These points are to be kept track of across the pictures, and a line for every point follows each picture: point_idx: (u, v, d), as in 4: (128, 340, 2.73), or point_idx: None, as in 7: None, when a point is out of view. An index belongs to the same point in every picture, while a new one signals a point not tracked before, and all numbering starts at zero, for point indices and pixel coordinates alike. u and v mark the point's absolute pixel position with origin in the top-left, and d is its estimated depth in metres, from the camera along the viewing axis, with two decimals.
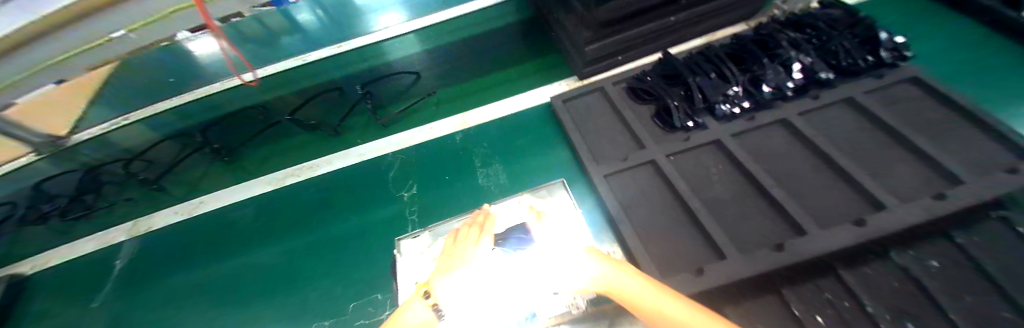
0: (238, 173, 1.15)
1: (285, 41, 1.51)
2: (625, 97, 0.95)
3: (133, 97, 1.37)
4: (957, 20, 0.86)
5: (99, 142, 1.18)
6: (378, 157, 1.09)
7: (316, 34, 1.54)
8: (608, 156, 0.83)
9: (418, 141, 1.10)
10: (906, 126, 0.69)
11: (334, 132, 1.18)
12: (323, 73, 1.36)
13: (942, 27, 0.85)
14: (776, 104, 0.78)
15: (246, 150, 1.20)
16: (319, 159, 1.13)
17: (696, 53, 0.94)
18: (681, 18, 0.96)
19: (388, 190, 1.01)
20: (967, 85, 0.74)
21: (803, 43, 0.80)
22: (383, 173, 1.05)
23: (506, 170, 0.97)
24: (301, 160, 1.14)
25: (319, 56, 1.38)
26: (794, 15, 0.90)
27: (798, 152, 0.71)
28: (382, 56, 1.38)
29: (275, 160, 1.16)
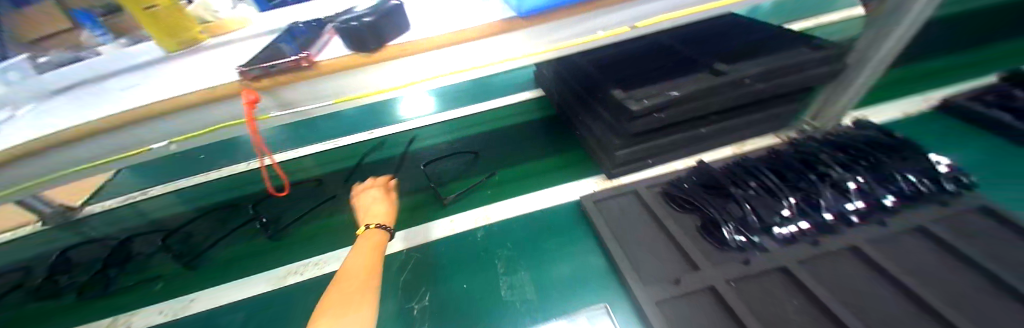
0: (248, 261, 1.06)
1: (326, 128, 1.69)
2: (664, 204, 0.91)
3: (178, 178, 1.53)
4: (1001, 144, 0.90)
5: (110, 216, 1.35)
6: (389, 256, 0.98)
7: (352, 122, 1.72)
8: (658, 275, 0.75)
9: (437, 236, 1.03)
10: (998, 263, 0.62)
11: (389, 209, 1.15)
12: (354, 158, 1.44)
13: (990, 150, 0.88)
14: (841, 229, 0.73)
15: (293, 227, 1.14)
16: (327, 255, 1.02)
17: (731, 163, 0.93)
18: (710, 130, 0.96)
19: (399, 295, 0.87)
20: None
21: (849, 164, 0.79)
22: (394, 276, 0.92)
23: (533, 281, 0.85)
24: (310, 255, 1.03)
25: (353, 143, 1.52)
26: (831, 135, 0.91)
27: (885, 290, 0.62)
28: (411, 144, 1.47)
29: (283, 248, 1.07)
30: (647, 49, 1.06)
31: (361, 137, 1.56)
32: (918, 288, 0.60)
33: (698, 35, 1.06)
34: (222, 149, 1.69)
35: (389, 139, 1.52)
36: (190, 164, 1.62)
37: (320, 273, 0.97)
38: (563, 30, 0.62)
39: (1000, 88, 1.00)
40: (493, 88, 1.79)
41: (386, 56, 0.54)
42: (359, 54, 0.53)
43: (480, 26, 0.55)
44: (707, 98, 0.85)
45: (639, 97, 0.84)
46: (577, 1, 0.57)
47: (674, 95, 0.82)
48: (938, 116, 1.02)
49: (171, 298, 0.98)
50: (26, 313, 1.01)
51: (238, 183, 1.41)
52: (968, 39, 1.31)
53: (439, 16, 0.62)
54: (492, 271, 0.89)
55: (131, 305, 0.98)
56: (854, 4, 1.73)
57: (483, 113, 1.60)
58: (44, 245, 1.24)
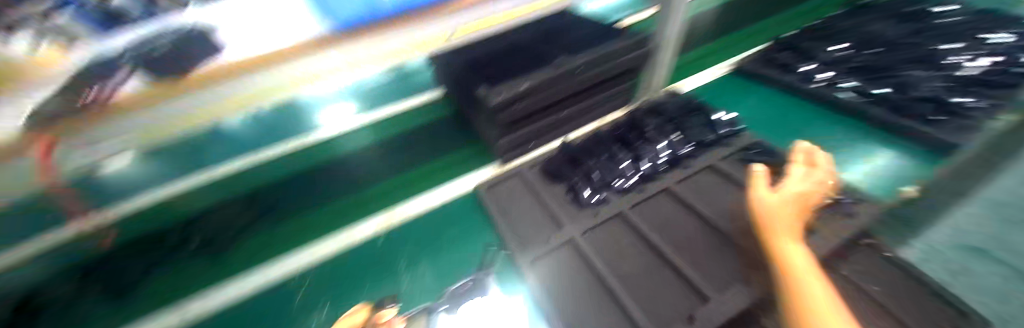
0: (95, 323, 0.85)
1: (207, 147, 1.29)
2: (543, 180, 1.02)
3: None
4: (777, 92, 1.19)
5: None
6: (288, 278, 0.93)
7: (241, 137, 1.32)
8: (531, 240, 0.88)
9: (332, 250, 0.98)
10: (760, 183, 0.83)
11: (269, 236, 1.02)
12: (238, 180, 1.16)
13: (769, 97, 1.18)
14: (660, 177, 0.92)
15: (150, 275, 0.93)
16: (204, 293, 0.91)
17: (591, 135, 1.07)
18: (571, 111, 1.08)
19: (294, 322, 0.85)
20: (796, 141, 1.01)
21: (667, 126, 1.00)
22: (290, 297, 0.89)
23: (432, 271, 0.92)
24: (178, 297, 0.90)
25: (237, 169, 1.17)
26: (658, 102, 1.12)
27: (687, 218, 0.82)
28: (327, 152, 1.25)
29: (134, 302, 0.88)
30: (510, 46, 1.10)
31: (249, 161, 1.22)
32: (704, 211, 0.80)
33: (552, 26, 1.15)
34: None
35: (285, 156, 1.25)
36: None
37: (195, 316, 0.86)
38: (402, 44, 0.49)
39: (767, 55, 1.31)
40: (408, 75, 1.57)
41: (197, 84, 0.36)
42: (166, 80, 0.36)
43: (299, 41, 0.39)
44: (558, 84, 0.95)
45: (497, 90, 0.91)
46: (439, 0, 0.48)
47: (522, 87, 0.90)
48: (739, 75, 1.31)
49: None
50: None
51: None
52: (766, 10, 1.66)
53: (250, 23, 0.41)
54: (394, 270, 0.92)
55: None
56: None
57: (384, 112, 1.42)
58: None
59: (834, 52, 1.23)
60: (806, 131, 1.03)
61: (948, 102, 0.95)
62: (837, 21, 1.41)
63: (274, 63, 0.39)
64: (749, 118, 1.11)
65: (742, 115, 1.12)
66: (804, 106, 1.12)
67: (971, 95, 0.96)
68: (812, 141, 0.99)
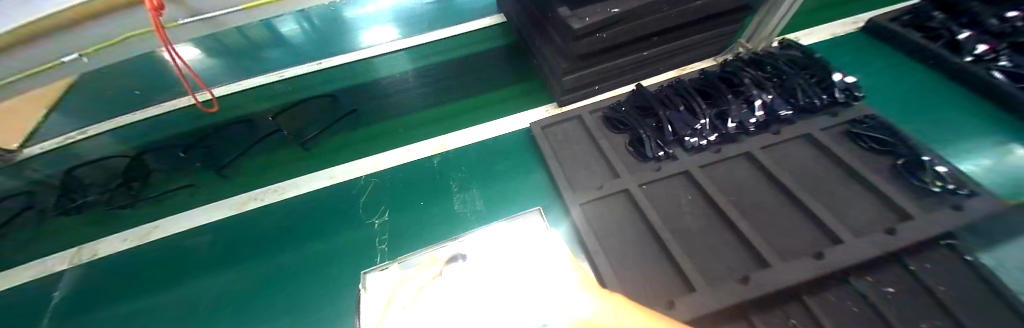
0: (208, 192, 1.03)
1: (269, 54, 1.40)
2: (605, 127, 0.98)
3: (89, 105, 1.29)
4: (909, 63, 1.01)
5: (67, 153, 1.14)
6: (353, 181, 1.01)
7: (301, 48, 1.42)
8: (584, 184, 0.87)
9: (392, 164, 1.03)
10: (859, 162, 0.75)
11: (339, 141, 1.11)
12: (310, 87, 1.26)
13: (898, 67, 1.00)
14: (741, 139, 0.85)
15: (245, 160, 1.08)
16: (285, 182, 1.03)
17: (666, 86, 0.98)
18: (653, 53, 0.97)
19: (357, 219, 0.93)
20: (921, 121, 0.86)
21: (764, 83, 0.88)
22: (355, 198, 0.97)
23: (482, 195, 0.94)
24: (265, 183, 1.03)
25: (296, 72, 1.29)
26: (758, 55, 0.98)
27: (762, 186, 0.77)
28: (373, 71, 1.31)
29: (233, 178, 1.05)
30: None
31: (305, 68, 1.31)
32: (786, 182, 0.74)
33: None
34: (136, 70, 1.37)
35: (338, 68, 1.33)
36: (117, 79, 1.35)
37: (278, 201, 0.99)
38: None
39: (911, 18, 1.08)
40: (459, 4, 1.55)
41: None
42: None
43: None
44: (651, 16, 0.84)
45: (585, 14, 0.81)
46: None
47: (614, 13, 0.79)
48: (865, 38, 1.10)
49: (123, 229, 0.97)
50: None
51: (160, 120, 1.19)
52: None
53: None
54: (447, 191, 0.95)
55: (96, 235, 0.97)
56: None
57: (444, 39, 1.40)
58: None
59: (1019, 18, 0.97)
60: (936, 111, 0.88)
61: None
62: None
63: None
64: (867, 86, 0.96)
65: (862, 82, 0.97)
66: (940, 84, 0.94)
67: None
68: (942, 125, 0.85)
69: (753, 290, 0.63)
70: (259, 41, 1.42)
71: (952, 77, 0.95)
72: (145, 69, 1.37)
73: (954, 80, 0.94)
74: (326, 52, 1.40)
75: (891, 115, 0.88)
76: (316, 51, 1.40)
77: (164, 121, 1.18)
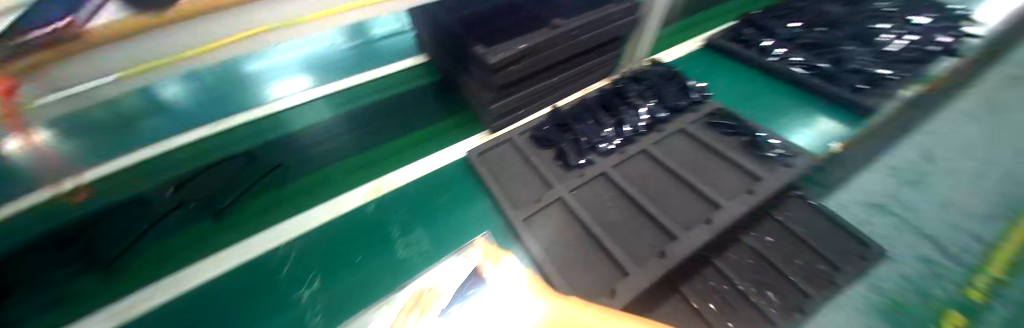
0: (86, 299, 0.83)
1: (152, 123, 1.25)
2: (532, 144, 1.10)
3: None
4: (737, 65, 1.34)
5: None
6: (268, 255, 0.91)
7: (193, 112, 1.30)
8: (523, 202, 0.95)
9: (324, 220, 0.98)
10: (721, 144, 0.97)
11: (261, 205, 1.02)
12: (216, 152, 1.16)
13: (733, 70, 1.32)
14: (639, 139, 1.03)
15: (138, 249, 0.92)
16: (192, 266, 0.89)
17: (577, 103, 1.15)
18: (561, 77, 1.13)
19: (283, 294, 0.84)
20: (754, 108, 1.15)
21: (645, 94, 1.11)
22: (275, 272, 0.87)
23: (428, 235, 0.93)
24: (167, 272, 0.88)
25: (196, 138, 1.18)
26: (639, 72, 1.21)
27: (661, 175, 0.94)
28: (289, 124, 1.26)
29: (120, 272, 0.87)
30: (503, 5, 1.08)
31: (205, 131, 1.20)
32: (676, 168, 0.93)
33: None
34: None
35: (250, 127, 1.25)
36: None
37: (183, 290, 0.85)
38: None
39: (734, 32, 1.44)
40: (375, 50, 1.59)
41: (186, 14, 0.42)
42: (147, 12, 0.41)
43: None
44: (552, 48, 1.00)
45: (497, 51, 0.92)
46: None
47: (522, 48, 0.93)
48: (710, 51, 1.43)
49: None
50: None
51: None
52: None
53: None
54: (388, 240, 0.92)
55: None
56: None
57: (364, 84, 1.43)
58: None
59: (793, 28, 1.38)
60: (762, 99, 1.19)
61: (873, 73, 1.11)
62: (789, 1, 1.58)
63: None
64: (717, 87, 1.24)
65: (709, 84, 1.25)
66: (761, 78, 1.27)
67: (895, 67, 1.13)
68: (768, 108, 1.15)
69: (671, 261, 0.76)
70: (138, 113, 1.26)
71: (766, 72, 1.28)
72: None
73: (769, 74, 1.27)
74: (227, 111, 1.31)
75: (735, 107, 1.16)
76: (209, 112, 1.30)
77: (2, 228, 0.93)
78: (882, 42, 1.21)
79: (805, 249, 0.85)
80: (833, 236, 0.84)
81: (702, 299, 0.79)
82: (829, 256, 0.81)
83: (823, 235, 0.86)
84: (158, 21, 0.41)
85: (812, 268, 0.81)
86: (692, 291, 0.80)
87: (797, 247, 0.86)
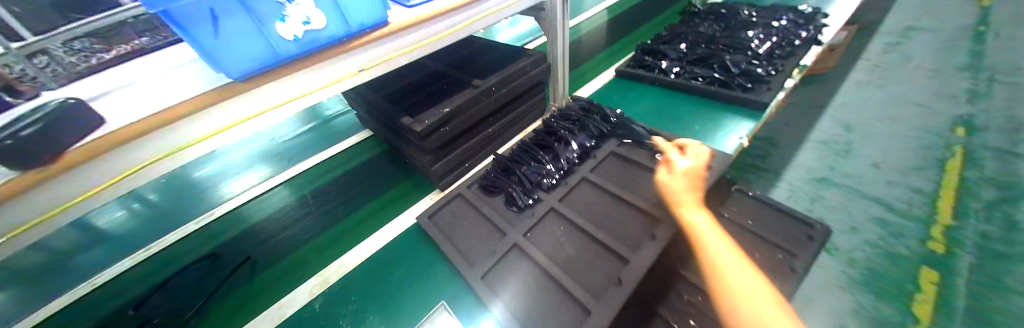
0: None
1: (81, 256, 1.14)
2: (480, 195, 1.11)
3: None
4: (648, 87, 1.50)
5: None
6: None
7: (128, 235, 1.21)
8: (477, 258, 0.94)
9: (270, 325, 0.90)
10: (649, 159, 1.04)
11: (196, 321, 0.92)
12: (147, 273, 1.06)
13: (646, 92, 1.47)
14: (577, 170, 1.08)
15: None
16: None
17: (516, 147, 1.21)
18: (496, 128, 1.20)
19: None
20: (671, 123, 1.28)
21: (571, 128, 1.19)
22: None
23: (382, 321, 0.87)
24: None
25: (130, 261, 1.09)
26: (563, 109, 1.31)
27: (602, 200, 0.98)
28: (233, 223, 1.20)
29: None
30: (423, 80, 1.20)
31: (139, 255, 1.11)
32: (615, 191, 0.97)
33: (460, 57, 1.30)
34: None
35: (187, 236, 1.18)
36: None
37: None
38: (300, 81, 0.62)
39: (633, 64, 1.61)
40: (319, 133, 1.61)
41: (74, 163, 0.43)
42: (36, 166, 0.42)
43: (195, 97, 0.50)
44: (476, 105, 1.07)
45: (423, 118, 0.98)
46: (315, 49, 0.61)
47: (445, 111, 0.99)
48: (623, 80, 1.58)
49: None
50: None
51: None
52: (632, 26, 2.05)
53: (143, 101, 0.55)
54: None
55: None
56: (584, 8, 2.39)
57: (312, 165, 1.42)
58: None
59: (680, 49, 1.60)
60: (676, 113, 1.33)
61: (753, 74, 1.32)
62: (677, 26, 1.84)
63: (179, 118, 0.50)
64: (635, 111, 1.37)
65: (628, 110, 1.38)
66: (671, 94, 1.43)
67: (766, 66, 1.37)
68: (682, 121, 1.28)
69: (628, 286, 0.75)
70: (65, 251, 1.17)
71: (673, 88, 1.44)
72: None
73: (675, 90, 1.44)
74: (165, 226, 1.22)
75: (656, 125, 1.28)
76: (151, 230, 1.22)
77: None
78: (751, 45, 1.45)
79: (757, 239, 0.87)
80: (781, 221, 0.89)
81: (681, 318, 0.76)
82: (782, 244, 0.84)
83: (770, 222, 0.90)
84: (54, 171, 0.43)
85: (770, 258, 0.82)
86: (670, 312, 0.77)
87: (750, 238, 0.88)
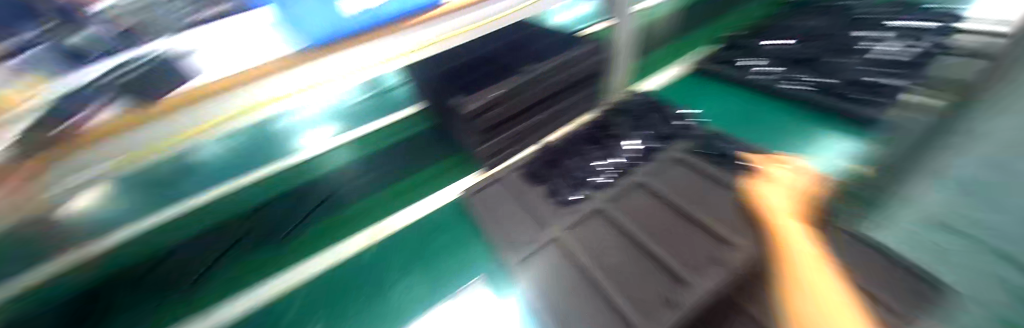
0: None
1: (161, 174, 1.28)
2: (523, 181, 1.08)
3: None
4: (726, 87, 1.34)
5: None
6: (269, 305, 0.88)
7: None
8: (514, 247, 0.91)
9: (319, 269, 0.95)
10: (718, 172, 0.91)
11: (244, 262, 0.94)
12: None
13: (723, 92, 1.32)
14: (633, 171, 1.01)
15: None
16: None
17: (568, 137, 1.16)
18: (548, 114, 1.14)
19: None
20: (747, 132, 1.14)
21: (634, 126, 1.13)
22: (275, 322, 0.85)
23: (422, 282, 0.90)
24: None
25: None
26: (623, 103, 1.24)
27: (656, 209, 0.89)
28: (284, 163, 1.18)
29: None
30: (480, 57, 1.16)
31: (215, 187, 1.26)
32: (673, 200, 0.89)
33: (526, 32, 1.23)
34: None
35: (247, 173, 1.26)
36: None
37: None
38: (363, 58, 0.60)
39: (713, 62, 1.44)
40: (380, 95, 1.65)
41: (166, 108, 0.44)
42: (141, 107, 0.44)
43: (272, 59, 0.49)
44: (533, 88, 1.04)
45: (473, 101, 0.96)
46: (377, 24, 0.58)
47: (495, 96, 0.95)
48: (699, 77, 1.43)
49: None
50: None
51: None
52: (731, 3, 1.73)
53: (218, 50, 0.52)
54: (384, 284, 0.91)
55: None
56: None
57: (368, 115, 1.42)
58: None
59: (772, 46, 1.40)
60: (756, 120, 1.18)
61: (866, 85, 1.13)
62: (777, 17, 1.58)
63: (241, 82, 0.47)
64: (707, 113, 1.23)
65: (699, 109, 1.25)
66: (753, 98, 1.27)
67: (885, 76, 1.15)
68: (763, 131, 1.14)
69: (682, 312, 0.67)
70: None
71: (758, 90, 1.28)
72: None
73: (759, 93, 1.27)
74: None
75: (732, 131, 1.15)
76: None
77: None
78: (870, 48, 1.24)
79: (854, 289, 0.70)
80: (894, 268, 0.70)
81: None
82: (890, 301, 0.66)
83: (874, 267, 0.72)
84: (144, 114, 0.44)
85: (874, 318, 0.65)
86: None
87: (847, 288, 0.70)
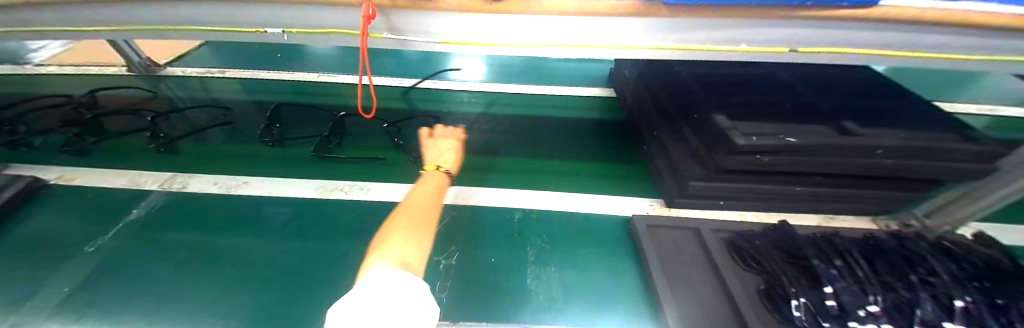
0: (298, 167, 1.11)
1: (393, 63, 1.87)
2: (725, 253, 0.80)
3: (233, 62, 1.78)
4: None
5: (202, 85, 1.54)
6: None
7: (421, 70, 1.82)
8: (696, 324, 0.66)
9: (477, 203, 1.01)
10: None
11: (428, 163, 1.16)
12: (421, 104, 1.50)
13: None
14: None
15: (343, 150, 1.20)
16: (373, 183, 1.07)
17: (818, 236, 0.82)
18: (805, 191, 0.84)
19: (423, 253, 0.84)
20: None
21: (964, 282, 0.70)
22: None
23: (562, 278, 0.80)
24: (355, 178, 1.09)
25: (416, 86, 1.63)
26: (942, 241, 0.80)
27: None
28: (478, 104, 1.52)
29: (343, 164, 1.14)
30: (735, 79, 0.95)
31: (423, 84, 1.66)
32: None
33: (822, 83, 0.93)
34: (283, 50, 1.96)
35: (446, 93, 1.60)
36: (261, 66, 1.76)
37: (361, 198, 1.02)
38: (705, 29, 0.54)
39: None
40: (560, 75, 1.83)
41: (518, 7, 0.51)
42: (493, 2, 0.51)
43: (618, 1, 0.50)
44: (827, 155, 0.72)
45: (748, 132, 0.72)
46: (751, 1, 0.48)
47: (789, 141, 0.69)
48: None
49: (225, 174, 1.07)
50: (110, 153, 1.12)
51: (284, 85, 1.58)
52: None
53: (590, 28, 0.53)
54: (523, 257, 0.85)
55: (202, 167, 1.10)
56: (947, 101, 1.61)
57: (548, 96, 1.61)
58: (156, 101, 1.41)
59: None
60: None
61: None
62: None
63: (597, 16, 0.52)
64: None
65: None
66: None
67: None
68: None
69: None
70: (388, 64, 1.86)
71: None
72: (290, 51, 1.95)
73: None
74: (437, 74, 1.77)
75: None
76: (427, 72, 1.79)
77: (285, 86, 1.58)
78: None
79: None
80: None
81: None
82: None
83: None
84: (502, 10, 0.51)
85: None
86: None
87: None
